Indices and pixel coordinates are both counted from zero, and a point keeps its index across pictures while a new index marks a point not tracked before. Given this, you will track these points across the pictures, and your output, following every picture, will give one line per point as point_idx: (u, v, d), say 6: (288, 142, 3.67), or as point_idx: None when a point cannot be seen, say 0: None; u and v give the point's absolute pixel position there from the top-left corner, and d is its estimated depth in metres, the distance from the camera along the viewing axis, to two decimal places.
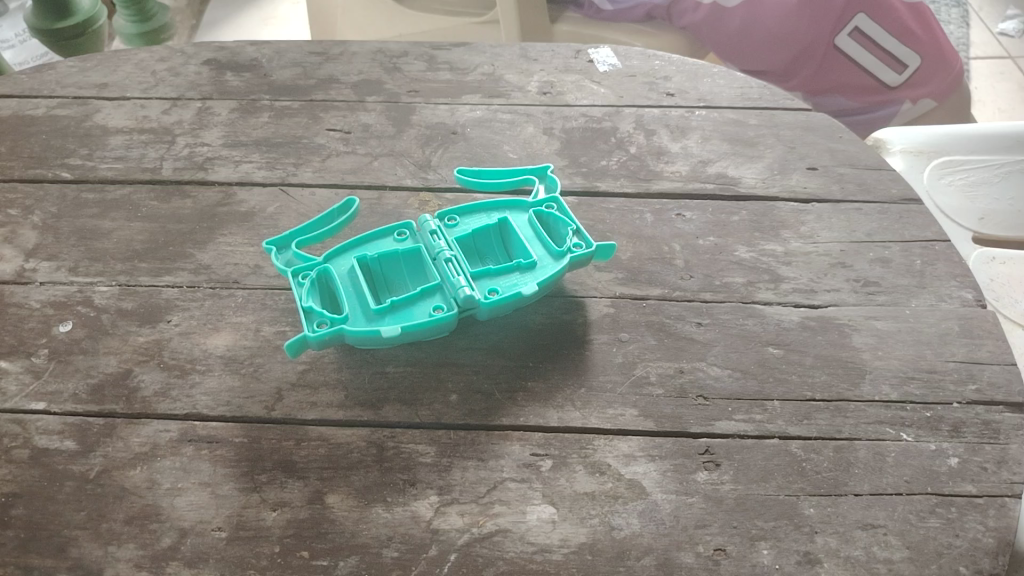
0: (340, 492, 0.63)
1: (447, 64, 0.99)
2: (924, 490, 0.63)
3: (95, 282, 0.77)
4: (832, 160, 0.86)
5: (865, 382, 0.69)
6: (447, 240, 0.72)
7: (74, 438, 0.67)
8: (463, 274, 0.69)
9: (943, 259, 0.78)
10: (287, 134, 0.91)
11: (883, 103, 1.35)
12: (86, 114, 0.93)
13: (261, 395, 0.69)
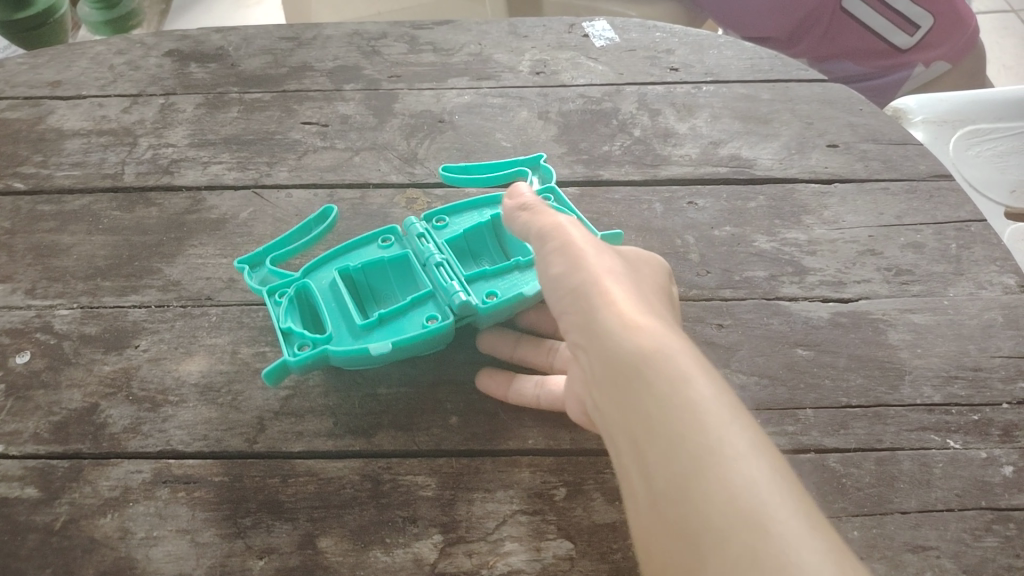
0: (333, 535, 0.57)
1: (430, 45, 0.91)
2: (978, 504, 0.57)
3: (55, 305, 0.71)
4: (853, 135, 0.80)
5: (905, 384, 0.63)
6: (437, 243, 0.66)
7: (36, 484, 0.60)
8: (456, 278, 0.63)
9: (981, 241, 0.72)
10: (259, 129, 0.83)
11: (895, 67, 1.25)
12: (39, 116, 0.85)
13: (243, 427, 0.63)
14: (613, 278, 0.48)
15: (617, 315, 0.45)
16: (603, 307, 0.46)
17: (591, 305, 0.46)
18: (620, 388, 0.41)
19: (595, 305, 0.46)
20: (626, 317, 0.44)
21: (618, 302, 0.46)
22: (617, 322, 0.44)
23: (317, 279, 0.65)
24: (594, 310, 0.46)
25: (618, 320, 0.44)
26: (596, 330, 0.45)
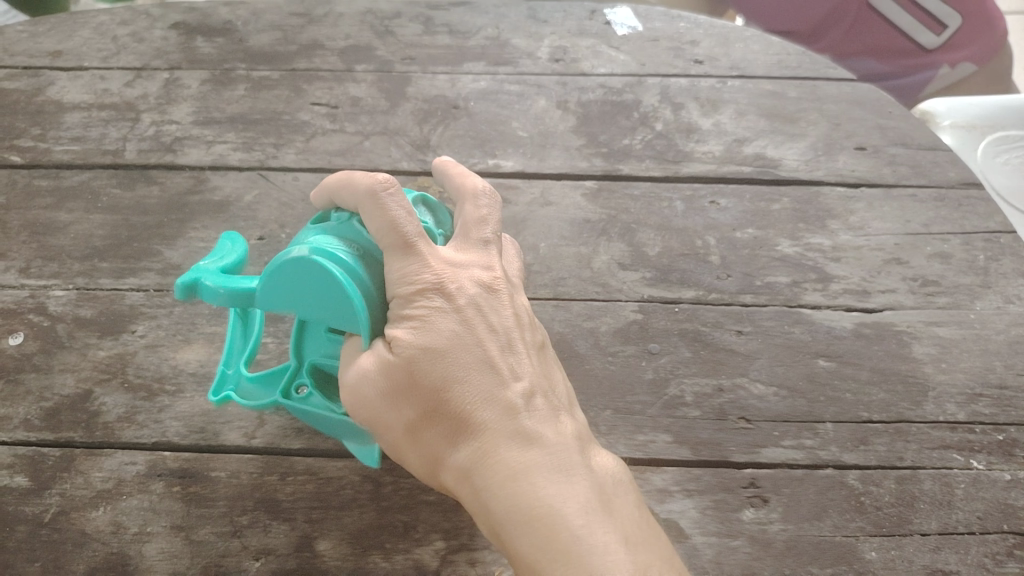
0: (331, 538, 0.56)
1: (445, 27, 0.88)
2: (1000, 528, 0.56)
3: (50, 286, 0.68)
4: (882, 138, 0.77)
5: (929, 401, 0.61)
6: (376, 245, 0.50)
7: (25, 472, 0.58)
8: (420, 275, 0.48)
9: (1010, 254, 0.70)
10: (266, 109, 0.80)
11: (921, 67, 1.23)
12: (38, 87, 0.82)
13: (241, 420, 0.61)
14: (467, 333, 0.45)
15: (495, 410, 0.44)
16: (471, 408, 0.44)
17: (455, 402, 0.44)
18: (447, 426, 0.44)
19: (461, 404, 0.44)
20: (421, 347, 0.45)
21: (480, 359, 0.45)
22: (504, 421, 0.44)
23: (314, 352, 0.56)
24: (462, 373, 0.44)
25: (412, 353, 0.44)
26: (477, 441, 0.44)
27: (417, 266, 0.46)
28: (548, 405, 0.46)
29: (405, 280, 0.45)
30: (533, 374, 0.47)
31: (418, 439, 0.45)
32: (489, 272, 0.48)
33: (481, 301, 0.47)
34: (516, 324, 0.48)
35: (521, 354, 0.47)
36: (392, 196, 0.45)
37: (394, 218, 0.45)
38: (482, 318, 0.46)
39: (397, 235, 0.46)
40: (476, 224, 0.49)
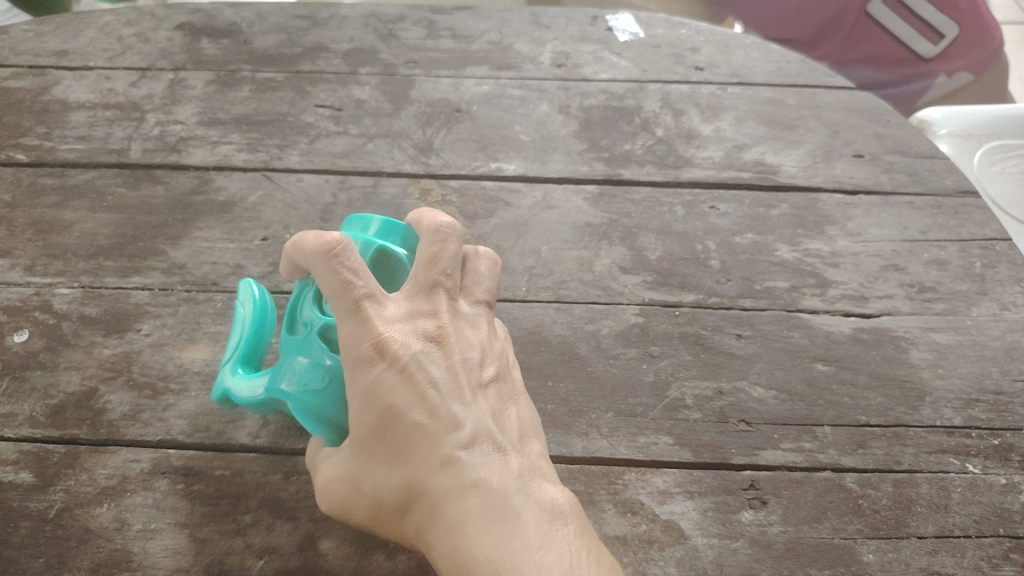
0: (336, 537, 0.56)
1: (449, 31, 0.89)
2: (995, 532, 0.57)
3: (55, 284, 0.68)
4: (880, 146, 0.78)
5: (925, 406, 0.62)
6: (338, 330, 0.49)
7: (31, 469, 0.59)
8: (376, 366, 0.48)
9: (1005, 261, 0.71)
10: (271, 110, 0.81)
11: (916, 75, 1.26)
12: (44, 86, 0.83)
13: (246, 419, 0.61)
14: (399, 396, 0.46)
15: (434, 473, 0.45)
16: (412, 477, 0.45)
17: (399, 475, 0.46)
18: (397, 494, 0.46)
19: (404, 476, 0.45)
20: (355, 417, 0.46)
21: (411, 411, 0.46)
22: (442, 481, 0.45)
23: None
24: (397, 433, 0.46)
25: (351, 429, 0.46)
26: (424, 501, 0.45)
27: (349, 339, 0.46)
28: (490, 449, 0.46)
29: (343, 357, 0.47)
30: (476, 419, 0.47)
31: (381, 521, 0.47)
32: (437, 320, 0.49)
33: (415, 359, 0.47)
34: (455, 373, 0.48)
35: (461, 403, 0.47)
36: (342, 257, 0.47)
37: (342, 284, 0.47)
38: (415, 378, 0.47)
39: (349, 297, 0.47)
40: (428, 265, 0.49)
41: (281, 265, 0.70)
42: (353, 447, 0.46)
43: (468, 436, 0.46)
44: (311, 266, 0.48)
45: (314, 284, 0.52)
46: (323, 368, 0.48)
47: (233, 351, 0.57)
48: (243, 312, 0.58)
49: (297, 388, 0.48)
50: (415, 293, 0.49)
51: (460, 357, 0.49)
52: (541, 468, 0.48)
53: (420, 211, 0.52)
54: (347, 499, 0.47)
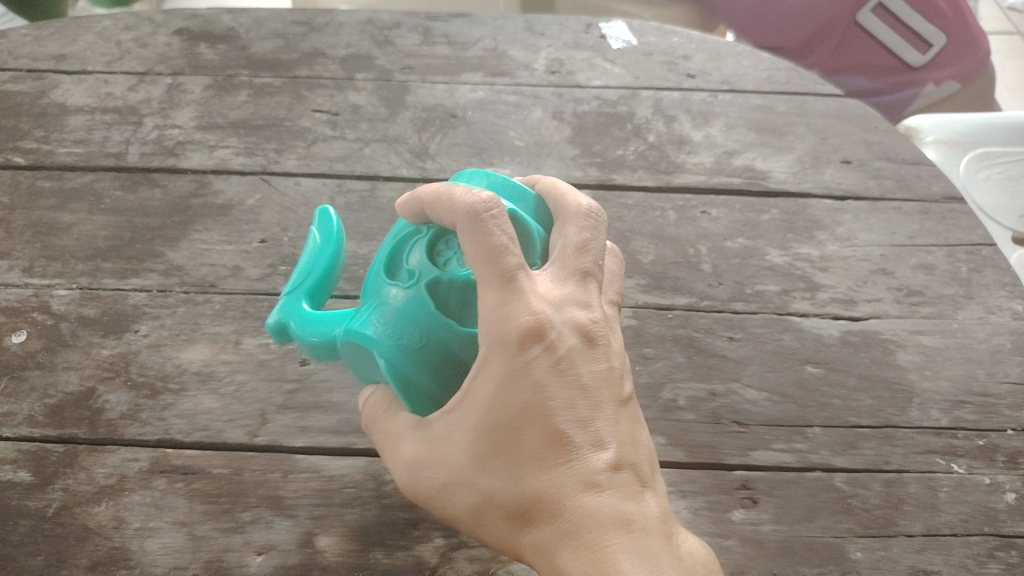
0: (334, 534, 0.57)
1: (444, 38, 0.90)
2: (982, 530, 0.58)
3: (54, 285, 0.69)
4: (868, 152, 0.80)
5: (913, 407, 0.63)
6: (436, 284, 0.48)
7: (29, 468, 0.59)
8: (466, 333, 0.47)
9: (991, 266, 0.72)
10: (268, 115, 0.82)
11: (906, 84, 1.28)
12: (42, 90, 0.83)
13: (244, 418, 0.62)
14: (551, 396, 0.43)
15: (570, 487, 0.43)
16: (543, 483, 0.43)
17: (528, 477, 0.43)
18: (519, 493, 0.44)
19: (536, 481, 0.43)
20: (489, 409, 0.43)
21: (553, 418, 0.43)
22: (576, 498, 0.43)
23: None
24: (532, 436, 0.43)
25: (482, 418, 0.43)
26: (553, 516, 0.43)
27: (500, 317, 0.43)
28: (631, 480, 0.44)
29: (491, 334, 0.43)
30: (618, 439, 0.45)
31: (486, 512, 0.45)
32: (587, 313, 0.47)
33: (566, 356, 0.44)
34: (602, 380, 0.45)
35: (603, 415, 0.45)
36: (496, 220, 0.44)
37: (498, 256, 0.43)
38: (565, 377, 0.44)
39: (500, 265, 0.43)
40: (577, 253, 0.48)
41: (279, 267, 0.70)
42: (483, 433, 0.43)
43: (609, 455, 0.44)
44: (455, 224, 0.45)
45: (428, 233, 0.51)
46: (415, 324, 0.47)
47: (300, 282, 0.56)
48: (317, 246, 0.57)
49: (386, 336, 0.47)
50: (562, 277, 0.47)
51: (607, 361, 0.46)
52: (662, 496, 0.46)
53: (563, 188, 0.51)
54: (453, 484, 0.45)
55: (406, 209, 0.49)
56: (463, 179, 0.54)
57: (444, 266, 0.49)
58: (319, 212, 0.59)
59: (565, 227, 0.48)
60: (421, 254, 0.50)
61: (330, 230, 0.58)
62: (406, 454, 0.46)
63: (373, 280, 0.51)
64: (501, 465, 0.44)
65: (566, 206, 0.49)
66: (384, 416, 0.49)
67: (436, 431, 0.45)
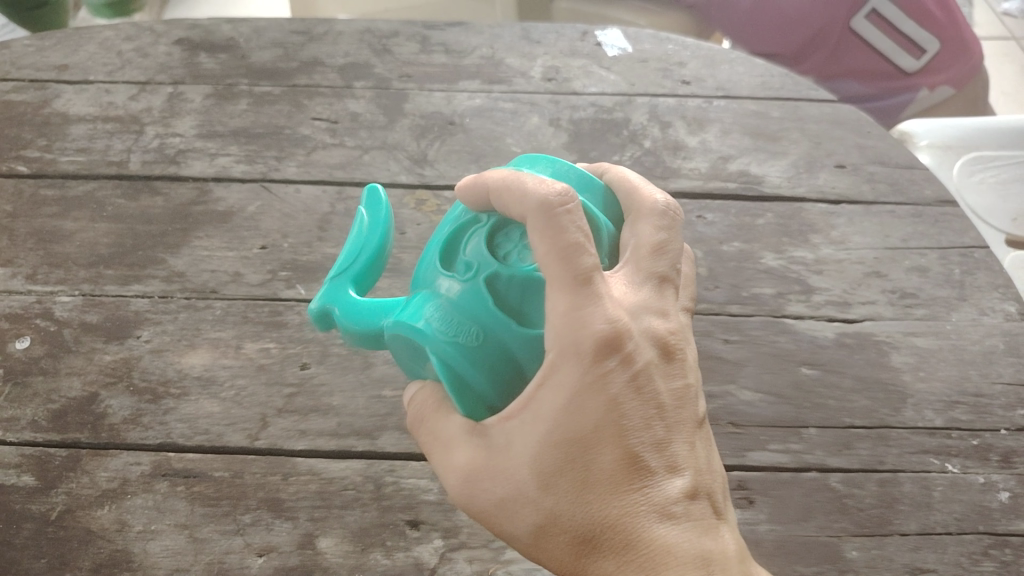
0: (334, 536, 0.57)
1: (441, 46, 0.91)
2: (976, 529, 0.58)
3: (56, 291, 0.70)
4: (861, 156, 0.81)
5: (907, 407, 0.64)
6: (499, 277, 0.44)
7: (33, 472, 0.60)
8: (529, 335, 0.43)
9: (983, 268, 0.73)
10: (268, 123, 0.83)
11: (902, 89, 1.28)
12: (45, 99, 0.84)
13: (245, 422, 0.62)
14: (626, 414, 0.41)
15: (642, 514, 0.41)
16: (614, 508, 0.41)
17: (598, 502, 0.41)
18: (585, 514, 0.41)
19: (605, 507, 0.41)
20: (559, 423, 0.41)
21: (629, 438, 0.41)
22: (648, 528, 0.41)
23: None
24: (604, 455, 0.41)
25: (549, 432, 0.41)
26: (620, 542, 0.41)
27: (574, 325, 0.40)
28: (707, 513, 0.42)
29: (562, 344, 0.41)
30: (693, 466, 0.43)
31: (547, 534, 0.42)
32: (664, 324, 0.45)
33: (643, 372, 0.42)
34: (677, 400, 0.44)
35: (678, 439, 0.43)
36: (571, 215, 0.41)
37: (576, 256, 0.40)
38: (641, 394, 0.42)
39: (578, 267, 0.40)
40: (654, 255, 0.46)
41: (279, 272, 0.71)
42: (552, 448, 0.41)
43: (684, 482, 0.42)
44: (524, 216, 0.42)
45: (489, 221, 0.47)
46: (471, 319, 0.43)
47: (346, 267, 0.51)
48: (366, 230, 0.53)
49: (441, 332, 0.43)
50: (637, 281, 0.45)
51: (684, 379, 0.44)
52: (733, 528, 0.44)
53: (635, 183, 0.49)
54: (515, 500, 0.42)
55: (465, 194, 0.46)
56: (522, 161, 0.50)
57: (505, 259, 0.46)
58: (367, 191, 0.54)
59: (642, 225, 0.46)
60: (480, 244, 0.46)
61: (381, 212, 0.53)
62: (458, 462, 0.44)
63: (427, 269, 0.47)
64: (566, 483, 0.41)
65: (643, 206, 0.47)
66: (432, 415, 0.46)
67: (495, 443, 0.43)
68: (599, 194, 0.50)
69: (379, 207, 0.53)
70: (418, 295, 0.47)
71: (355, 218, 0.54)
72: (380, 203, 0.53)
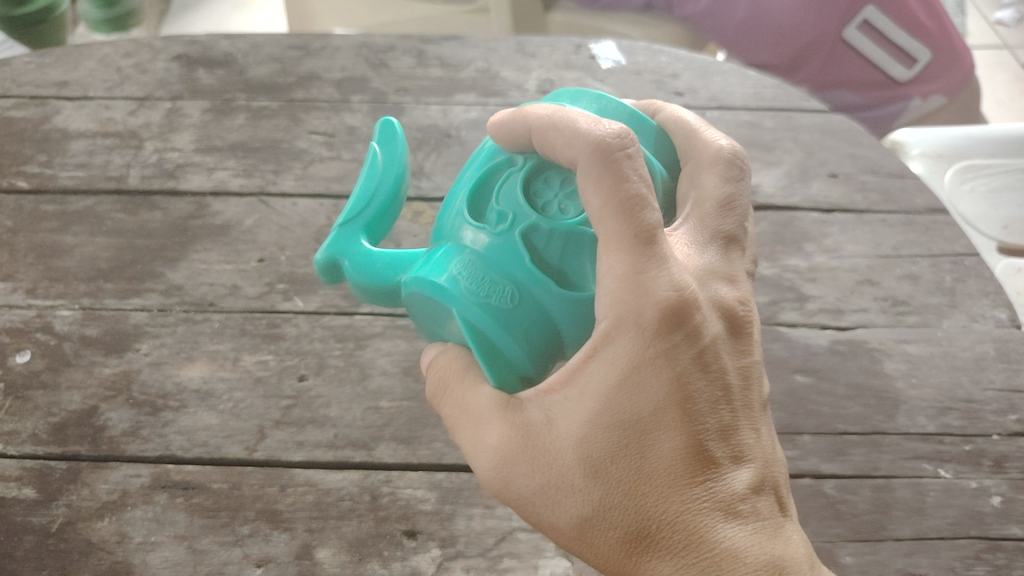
0: (332, 546, 0.58)
1: (438, 60, 0.92)
2: (969, 533, 0.59)
3: (56, 306, 0.70)
4: (853, 166, 0.82)
5: (900, 414, 0.65)
6: (531, 234, 0.44)
7: (33, 485, 0.60)
8: (561, 296, 0.43)
9: (975, 275, 0.74)
10: (266, 137, 0.83)
11: (892, 98, 1.31)
12: (45, 115, 0.85)
13: (243, 434, 0.63)
14: (690, 396, 0.42)
15: (703, 507, 0.41)
16: (672, 499, 0.41)
17: (655, 495, 0.41)
18: (641, 506, 0.41)
19: (663, 499, 0.41)
20: (619, 408, 0.41)
21: (690, 425, 0.41)
22: (709, 520, 0.41)
23: None
24: (663, 443, 0.41)
25: (608, 416, 0.41)
26: (678, 537, 0.41)
27: (640, 295, 0.41)
28: (766, 509, 0.43)
29: (624, 315, 0.41)
30: (759, 459, 0.44)
31: (593, 527, 0.42)
32: (732, 291, 0.46)
33: (708, 349, 0.43)
34: (742, 380, 0.44)
35: (742, 427, 0.43)
36: (630, 160, 0.41)
37: (641, 214, 0.41)
38: (707, 373, 0.42)
39: (646, 232, 0.41)
40: (722, 214, 0.48)
41: (277, 285, 0.72)
42: (610, 432, 0.41)
43: (747, 473, 0.43)
44: (575, 160, 0.42)
45: (525, 166, 0.46)
46: (505, 280, 0.43)
47: (357, 212, 0.52)
48: (377, 170, 0.52)
49: (470, 293, 0.43)
50: (700, 235, 0.47)
51: (749, 357, 0.45)
52: (794, 522, 0.45)
53: (694, 127, 0.50)
54: (561, 487, 0.42)
55: (503, 132, 0.46)
56: (565, 95, 0.50)
57: (541, 211, 0.45)
58: (381, 126, 0.53)
59: (711, 176, 0.48)
60: (515, 194, 0.45)
61: (395, 152, 0.53)
62: (493, 440, 0.43)
63: (454, 218, 0.47)
64: (622, 472, 0.41)
65: (705, 154, 0.48)
66: (462, 383, 0.46)
67: (540, 423, 0.42)
68: (651, 134, 0.50)
69: (393, 146, 0.53)
70: (444, 248, 0.46)
71: (368, 154, 0.53)
72: (393, 142, 0.53)
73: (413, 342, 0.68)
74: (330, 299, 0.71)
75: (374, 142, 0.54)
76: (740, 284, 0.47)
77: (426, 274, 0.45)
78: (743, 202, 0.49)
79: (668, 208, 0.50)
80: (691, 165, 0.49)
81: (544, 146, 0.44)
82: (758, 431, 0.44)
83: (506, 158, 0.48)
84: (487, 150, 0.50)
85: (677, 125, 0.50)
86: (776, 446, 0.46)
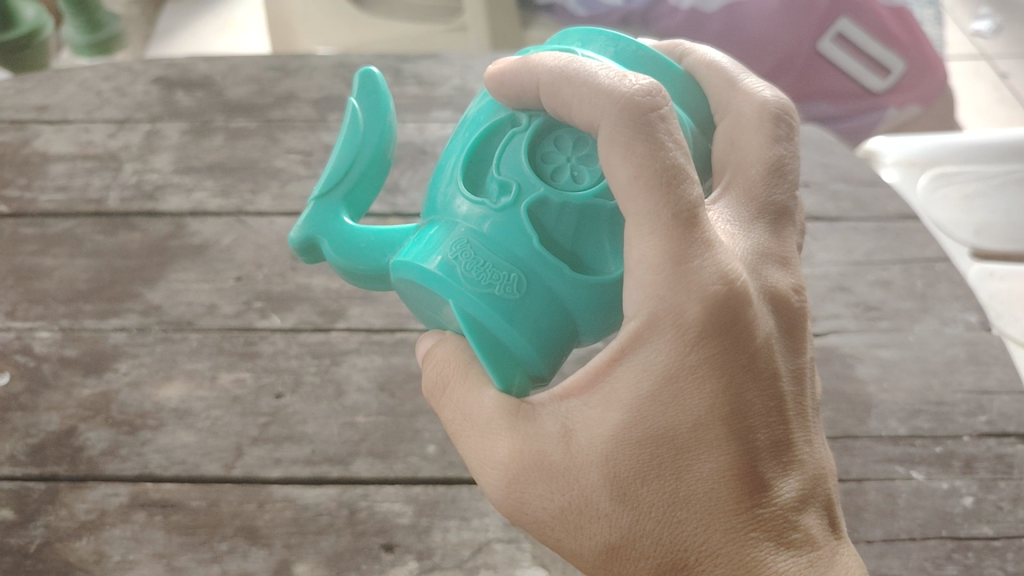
0: (309, 561, 0.58)
1: (415, 78, 0.93)
2: (939, 534, 0.60)
3: (36, 328, 0.71)
4: (825, 175, 0.83)
5: (872, 417, 0.65)
6: (538, 214, 0.43)
7: (11, 505, 0.61)
8: (567, 278, 0.43)
9: (944, 280, 0.75)
10: (243, 157, 0.84)
11: (867, 109, 1.34)
12: (25, 140, 0.86)
13: (220, 452, 0.63)
14: (739, 406, 0.41)
15: (751, 538, 0.41)
16: (714, 527, 0.40)
17: (693, 518, 0.40)
18: (679, 530, 0.40)
19: (701, 523, 0.40)
20: (660, 423, 0.40)
21: (737, 442, 0.41)
22: (756, 551, 0.41)
23: None
24: (705, 463, 0.40)
25: (643, 431, 0.40)
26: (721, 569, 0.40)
27: (681, 292, 0.39)
28: (813, 531, 0.42)
29: (660, 317, 0.40)
30: (809, 476, 0.43)
31: (622, 555, 0.41)
32: (785, 277, 0.45)
33: (759, 351, 0.41)
34: (795, 383, 0.43)
35: (794, 441, 0.43)
36: (664, 123, 0.40)
37: (681, 189, 0.39)
38: (758, 378, 0.41)
39: (689, 222, 0.39)
40: (768, 188, 0.47)
41: (254, 302, 0.72)
42: (645, 448, 0.40)
43: (798, 491, 0.42)
44: (597, 122, 0.41)
45: (529, 127, 0.45)
46: (511, 265, 0.42)
47: (335, 183, 0.50)
48: (359, 132, 0.50)
49: (470, 283, 0.42)
50: (743, 209, 0.46)
51: (802, 358, 0.44)
52: (849, 547, 0.45)
53: (732, 74, 0.49)
54: (585, 511, 0.41)
55: (506, 86, 0.44)
56: (575, 36, 0.48)
57: (551, 180, 0.44)
58: (363, 79, 0.50)
59: (759, 139, 0.47)
60: (519, 161, 0.44)
61: (380, 112, 0.50)
62: (501, 455, 0.43)
63: (449, 186, 0.45)
64: (661, 496, 0.40)
65: (747, 109, 0.47)
66: (463, 382, 0.45)
67: (557, 436, 0.41)
68: (677, 81, 0.48)
69: (376, 103, 0.50)
70: (439, 226, 0.45)
71: (347, 110, 0.51)
72: (377, 99, 0.50)
73: (389, 357, 0.69)
74: (306, 316, 0.71)
75: (353, 94, 0.51)
76: (792, 266, 0.46)
77: (418, 258, 0.44)
78: (792, 166, 0.48)
79: (704, 168, 0.49)
80: (732, 121, 0.48)
81: (555, 103, 0.42)
82: (812, 444, 0.44)
83: (509, 116, 0.46)
84: (482, 106, 0.48)
85: (711, 73, 0.49)
86: (829, 457, 0.46)
